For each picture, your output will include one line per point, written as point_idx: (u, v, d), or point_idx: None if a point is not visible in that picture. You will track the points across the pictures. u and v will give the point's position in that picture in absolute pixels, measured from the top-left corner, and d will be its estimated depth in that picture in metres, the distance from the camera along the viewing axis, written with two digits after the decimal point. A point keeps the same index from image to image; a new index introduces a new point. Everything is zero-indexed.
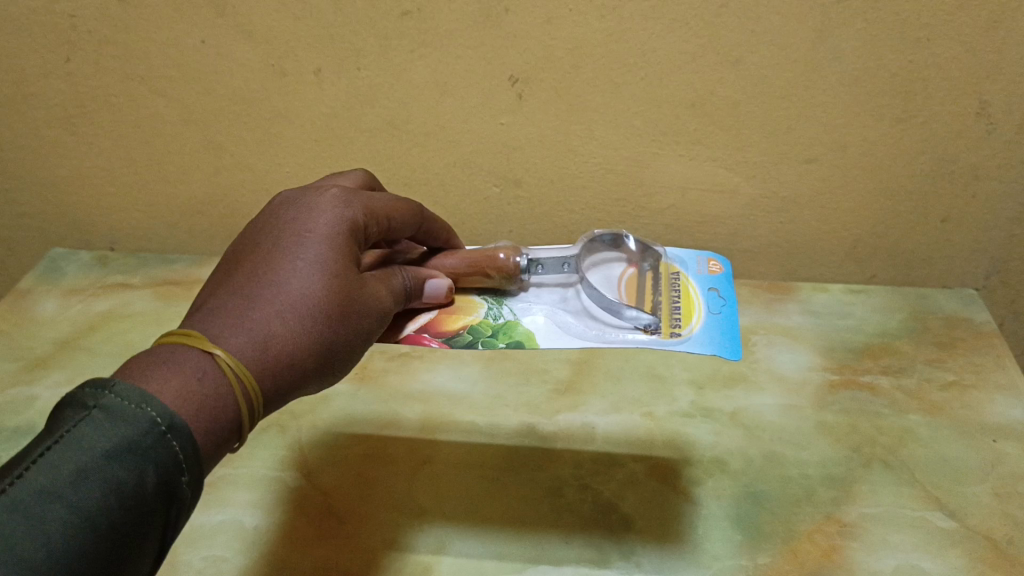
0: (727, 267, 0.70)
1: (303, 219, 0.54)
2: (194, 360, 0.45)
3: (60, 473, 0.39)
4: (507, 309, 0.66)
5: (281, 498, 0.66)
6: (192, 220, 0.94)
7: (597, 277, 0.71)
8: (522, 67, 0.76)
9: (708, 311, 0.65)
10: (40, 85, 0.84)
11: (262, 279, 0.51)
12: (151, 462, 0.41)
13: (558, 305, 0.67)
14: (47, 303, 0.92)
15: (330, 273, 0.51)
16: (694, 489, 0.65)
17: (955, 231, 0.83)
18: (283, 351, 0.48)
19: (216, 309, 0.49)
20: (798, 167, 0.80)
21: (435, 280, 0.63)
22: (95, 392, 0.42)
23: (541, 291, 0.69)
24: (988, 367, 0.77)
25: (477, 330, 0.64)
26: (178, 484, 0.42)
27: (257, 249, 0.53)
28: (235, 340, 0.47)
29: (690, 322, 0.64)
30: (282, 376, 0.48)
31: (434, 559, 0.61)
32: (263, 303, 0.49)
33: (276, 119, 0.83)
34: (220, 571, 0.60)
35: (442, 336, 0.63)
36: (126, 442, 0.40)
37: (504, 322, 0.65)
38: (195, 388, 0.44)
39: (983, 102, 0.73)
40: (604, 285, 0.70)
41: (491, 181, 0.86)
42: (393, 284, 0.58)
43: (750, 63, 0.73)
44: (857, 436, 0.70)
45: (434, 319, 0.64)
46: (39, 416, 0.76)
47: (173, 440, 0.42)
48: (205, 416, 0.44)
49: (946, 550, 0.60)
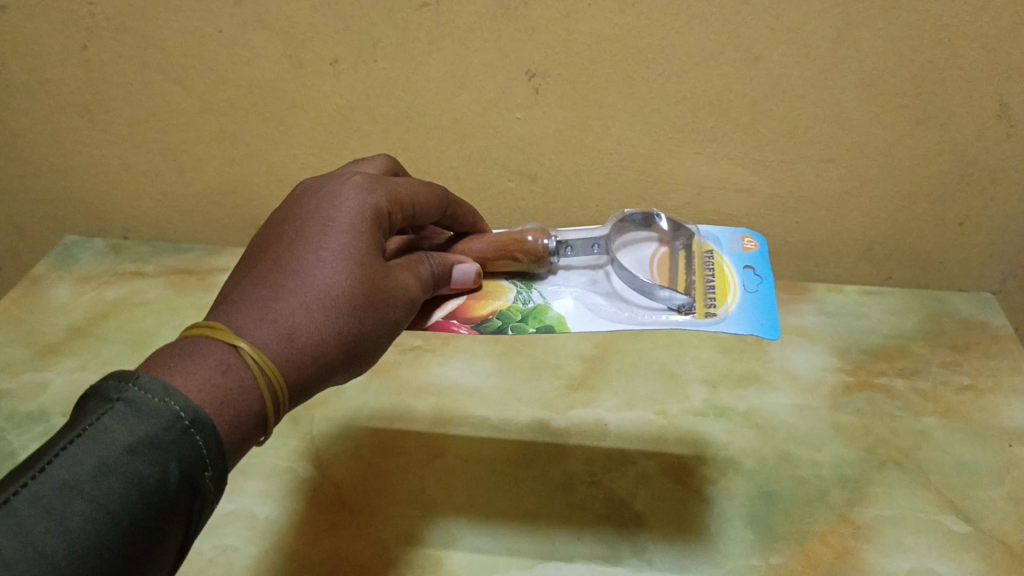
0: (762, 243, 0.69)
1: (326, 208, 0.54)
2: (218, 352, 0.45)
3: (81, 467, 0.38)
4: (534, 293, 0.66)
5: (292, 489, 0.66)
6: (207, 210, 0.94)
7: (628, 258, 0.69)
8: (539, 61, 0.76)
9: (743, 289, 0.65)
10: (57, 72, 0.84)
11: (285, 269, 0.50)
12: (174, 457, 0.41)
13: (588, 285, 0.67)
14: (60, 289, 0.92)
15: (355, 263, 0.51)
16: (707, 488, 0.65)
17: (973, 233, 0.82)
18: (308, 344, 0.48)
19: (239, 301, 0.49)
20: (816, 166, 0.79)
21: (463, 265, 0.62)
22: (118, 384, 0.42)
23: (570, 272, 0.68)
24: (1005, 371, 0.77)
25: (506, 315, 0.64)
26: (201, 479, 0.42)
27: (281, 240, 0.53)
28: (259, 332, 0.47)
29: (725, 301, 0.63)
30: (306, 368, 0.48)
31: (446, 552, 0.60)
32: (287, 295, 0.49)
33: (292, 109, 0.83)
34: (231, 561, 0.60)
35: (472, 322, 0.63)
36: (148, 437, 0.40)
37: (533, 306, 0.64)
38: (220, 381, 0.44)
39: (1004, 103, 0.73)
40: (635, 264, 0.69)
41: (506, 176, 0.86)
42: (420, 271, 0.58)
43: (769, 60, 0.73)
44: (871, 438, 0.69)
45: (463, 303, 0.64)
46: (51, 402, 0.76)
47: (196, 435, 0.42)
48: (229, 409, 0.44)
49: (961, 554, 0.60)
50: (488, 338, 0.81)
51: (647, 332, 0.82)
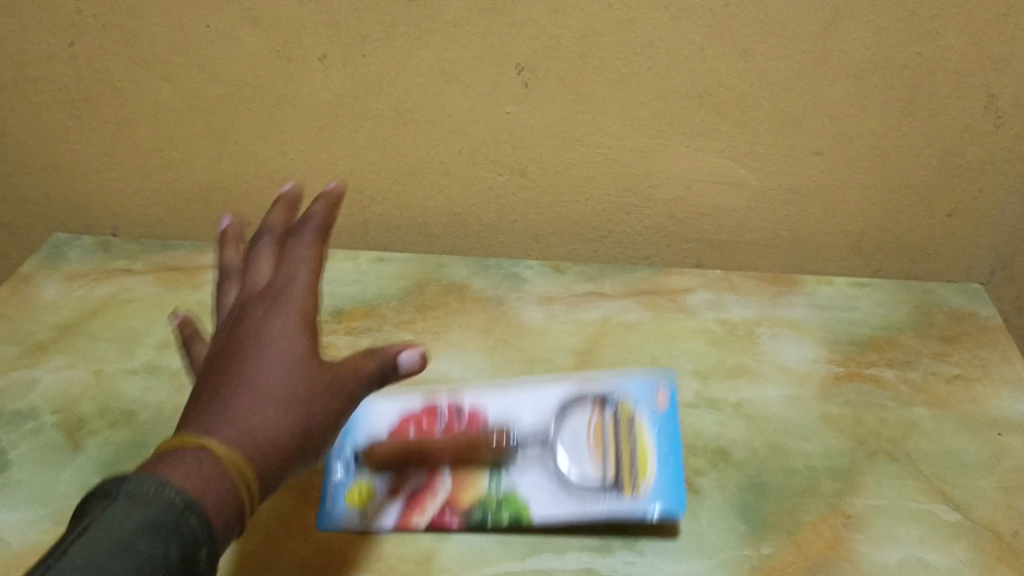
0: (672, 399, 0.68)
1: (268, 319, 0.55)
2: (193, 454, 0.46)
3: (92, 550, 0.40)
4: (506, 477, 0.64)
5: (283, 484, 0.65)
6: (196, 208, 0.93)
7: (563, 423, 0.67)
8: (528, 55, 0.77)
9: (658, 460, 0.64)
10: (44, 69, 0.84)
11: (234, 377, 0.51)
12: (174, 535, 0.42)
13: (544, 458, 0.64)
14: (48, 287, 0.88)
15: (301, 364, 0.52)
16: (698, 480, 0.65)
17: (961, 225, 0.85)
18: (269, 440, 0.49)
19: (197, 415, 0.49)
20: (805, 159, 0.81)
21: (406, 351, 0.55)
22: (118, 483, 0.44)
23: (529, 447, 0.65)
24: (994, 361, 0.77)
25: (483, 502, 0.62)
26: (202, 557, 0.43)
27: (226, 352, 0.53)
28: (224, 435, 0.48)
29: (645, 473, 0.63)
30: (271, 459, 0.49)
31: (437, 545, 0.60)
32: (243, 396, 0.50)
33: (281, 104, 0.83)
34: (221, 557, 0.59)
35: (459, 510, 0.62)
36: (151, 521, 0.42)
37: (506, 493, 0.62)
38: (200, 473, 0.45)
39: (992, 94, 0.76)
40: (571, 433, 0.66)
41: (496, 171, 0.86)
42: (366, 366, 0.55)
43: (757, 54, 0.75)
44: (862, 429, 0.70)
45: (445, 497, 0.62)
46: (40, 401, 0.73)
47: (192, 517, 0.43)
48: (214, 501, 0.45)
49: (951, 543, 0.60)
50: (479, 333, 0.81)
51: (638, 326, 0.82)
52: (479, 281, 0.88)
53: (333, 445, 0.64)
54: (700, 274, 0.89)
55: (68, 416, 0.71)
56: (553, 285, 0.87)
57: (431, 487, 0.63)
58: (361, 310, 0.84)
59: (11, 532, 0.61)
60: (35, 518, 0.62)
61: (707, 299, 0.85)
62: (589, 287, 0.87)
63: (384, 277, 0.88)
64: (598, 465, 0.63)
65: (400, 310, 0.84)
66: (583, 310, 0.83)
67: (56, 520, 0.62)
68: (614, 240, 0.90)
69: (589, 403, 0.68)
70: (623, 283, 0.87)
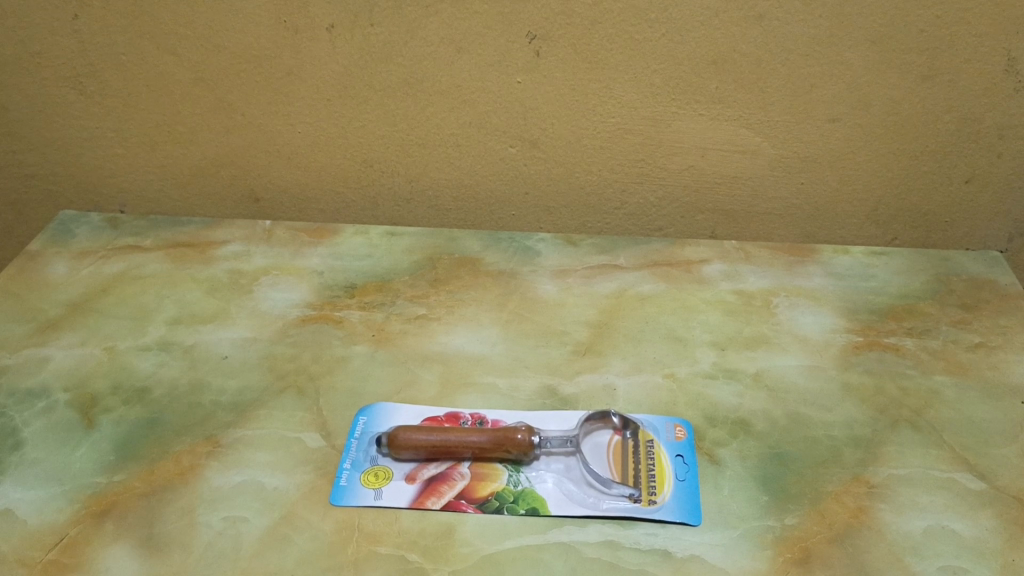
0: (690, 431, 0.66)
1: None
2: None
3: None
4: (523, 474, 0.63)
5: (302, 459, 0.64)
6: (203, 183, 0.92)
7: (585, 440, 0.65)
8: (540, 23, 0.77)
9: (676, 476, 0.62)
10: (49, 43, 0.83)
11: None
12: None
13: (563, 469, 0.63)
14: (57, 265, 0.86)
15: None
16: (719, 451, 0.64)
17: (979, 191, 0.85)
18: None
19: None
20: (821, 126, 0.81)
21: None
22: None
23: (549, 458, 0.64)
24: (1015, 329, 0.76)
25: (501, 495, 0.61)
26: None
27: None
28: None
29: (662, 486, 0.61)
30: None
31: (457, 520, 0.59)
32: None
33: (288, 77, 0.82)
34: (240, 533, 0.58)
35: (476, 501, 0.60)
36: None
37: (524, 488, 0.61)
38: None
39: (1012, 58, 0.76)
40: (592, 451, 0.64)
41: (506, 142, 0.85)
42: None
43: (774, 18, 0.75)
44: (882, 397, 0.69)
45: (462, 487, 0.62)
46: (53, 378, 0.72)
47: None
48: None
49: (978, 512, 0.59)
50: (493, 306, 0.80)
51: (654, 297, 0.81)
52: (492, 254, 0.87)
53: (347, 454, 0.64)
54: (715, 245, 0.88)
55: (81, 395, 0.70)
56: (567, 258, 0.86)
57: (448, 476, 0.62)
58: (374, 284, 0.83)
59: (27, 511, 0.60)
60: (51, 496, 0.61)
61: (723, 270, 0.84)
62: (603, 259, 0.86)
63: (396, 251, 0.87)
64: (615, 481, 0.62)
65: (413, 283, 0.83)
66: (598, 283, 0.83)
67: (73, 500, 0.61)
68: (628, 211, 0.89)
69: (610, 425, 0.66)
70: (639, 254, 0.86)
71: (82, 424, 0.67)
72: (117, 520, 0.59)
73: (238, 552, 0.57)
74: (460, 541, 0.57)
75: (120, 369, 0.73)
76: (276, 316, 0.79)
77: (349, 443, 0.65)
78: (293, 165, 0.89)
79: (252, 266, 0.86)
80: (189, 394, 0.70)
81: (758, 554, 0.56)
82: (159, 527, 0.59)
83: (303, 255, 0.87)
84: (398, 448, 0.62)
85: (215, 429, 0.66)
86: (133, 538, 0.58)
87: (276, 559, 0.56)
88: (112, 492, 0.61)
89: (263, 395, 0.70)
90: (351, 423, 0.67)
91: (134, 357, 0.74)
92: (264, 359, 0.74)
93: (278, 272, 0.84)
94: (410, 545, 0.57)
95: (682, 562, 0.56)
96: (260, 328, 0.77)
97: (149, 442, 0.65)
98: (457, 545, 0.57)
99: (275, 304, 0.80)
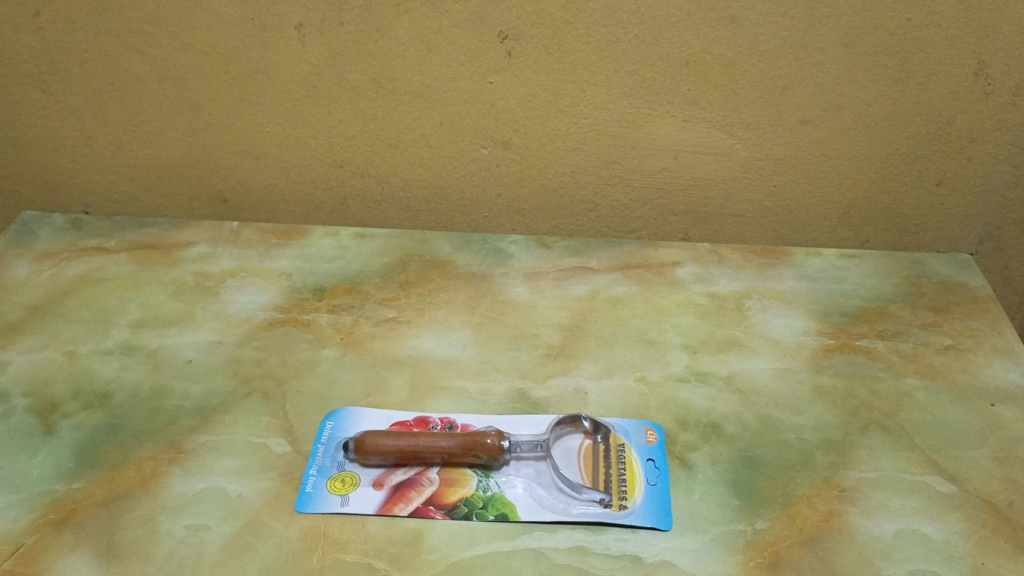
0: (662, 434, 0.65)
1: None
2: None
3: None
4: (492, 479, 0.62)
5: (267, 465, 0.63)
6: (169, 183, 0.90)
7: (555, 445, 0.65)
8: (511, 22, 0.76)
9: (647, 481, 0.62)
10: (10, 40, 0.81)
11: None
12: None
13: (534, 474, 0.62)
14: (18, 267, 0.84)
15: None
16: (690, 455, 0.64)
17: (949, 194, 0.85)
18: None
19: None
20: (793, 128, 0.81)
21: None
22: None
23: (519, 463, 0.63)
24: (985, 331, 0.76)
25: (470, 501, 0.60)
26: None
27: None
28: None
29: (633, 492, 0.61)
30: None
31: (426, 526, 0.58)
32: None
33: (256, 76, 0.81)
34: (202, 541, 0.57)
35: (445, 507, 0.59)
36: None
37: (493, 493, 0.61)
38: None
39: (982, 61, 0.76)
40: (562, 456, 0.64)
41: (478, 143, 0.84)
42: None
43: (746, 20, 0.75)
44: (854, 400, 0.69)
45: (430, 493, 0.61)
46: (11, 384, 0.70)
47: None
48: None
49: (947, 515, 0.59)
50: (464, 309, 0.79)
51: (626, 300, 0.80)
52: (463, 256, 0.86)
53: (313, 460, 0.63)
54: (688, 247, 0.87)
55: (40, 400, 0.68)
56: (539, 260, 0.85)
57: (417, 482, 0.61)
58: (343, 286, 0.82)
59: None
60: (7, 504, 0.59)
61: (696, 273, 0.84)
62: (576, 262, 0.85)
63: (366, 253, 0.86)
64: (586, 486, 0.61)
65: (383, 286, 0.82)
66: (570, 285, 0.82)
67: (30, 508, 0.59)
68: (600, 213, 0.88)
69: (581, 429, 0.66)
70: (611, 256, 0.86)
71: (41, 430, 0.65)
72: (75, 529, 0.57)
73: (200, 561, 0.56)
74: (428, 548, 0.56)
75: (82, 374, 0.71)
76: (243, 318, 0.77)
77: (315, 449, 0.64)
78: (262, 166, 0.88)
79: (219, 268, 0.84)
80: (152, 399, 0.68)
81: (729, 559, 0.56)
82: (119, 536, 0.57)
83: (271, 257, 0.85)
84: (365, 454, 0.61)
85: (178, 435, 0.65)
86: (91, 547, 0.56)
87: (239, 568, 0.55)
88: (71, 500, 0.60)
89: (228, 400, 0.68)
90: (318, 428, 0.66)
91: (96, 362, 0.72)
92: (230, 363, 0.72)
93: (245, 274, 0.83)
94: (377, 552, 0.56)
95: (652, 567, 0.55)
96: (226, 332, 0.76)
97: (110, 448, 0.64)
98: (425, 552, 0.56)
99: (242, 307, 0.79)
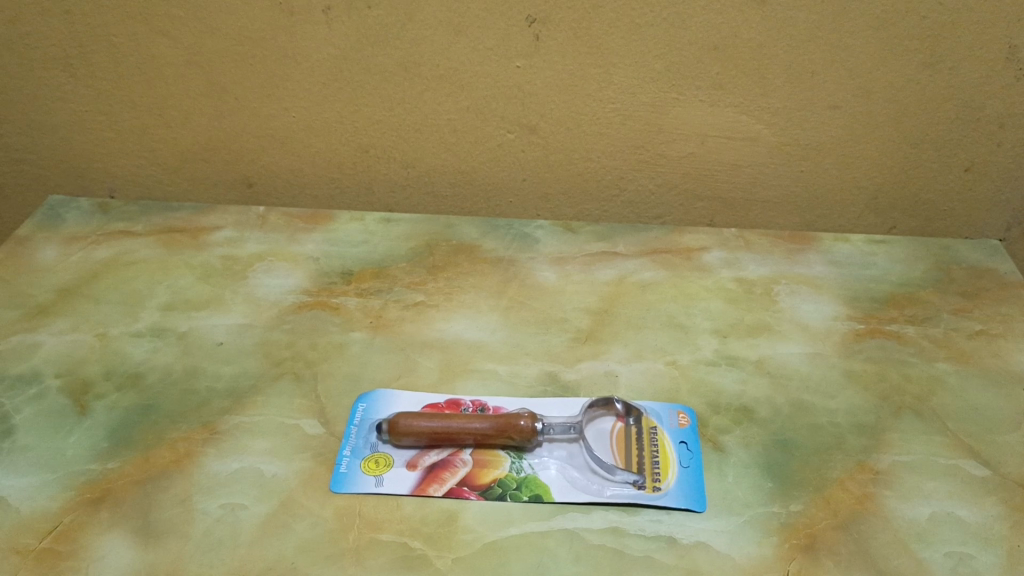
0: (694, 418, 0.65)
1: None
2: None
3: None
4: (525, 461, 0.62)
5: (300, 446, 0.63)
6: (195, 167, 0.90)
7: (588, 427, 0.65)
8: (539, 5, 0.75)
9: (680, 463, 0.61)
10: (38, 23, 0.81)
11: None
12: None
13: (567, 456, 0.62)
14: (46, 250, 0.84)
15: None
16: (723, 438, 0.64)
17: (978, 180, 0.85)
18: None
19: None
20: (822, 113, 0.81)
21: None
22: None
23: (552, 445, 0.63)
24: (1015, 317, 0.76)
25: (503, 482, 0.60)
26: None
27: None
28: None
29: (666, 474, 0.61)
30: None
31: (460, 506, 0.58)
32: None
33: (283, 59, 0.81)
34: (238, 520, 0.57)
35: (479, 488, 0.60)
36: None
37: (527, 475, 0.61)
38: None
39: (1013, 46, 0.76)
40: (595, 438, 0.64)
41: (505, 128, 0.84)
42: None
43: (776, 4, 0.74)
44: (885, 385, 0.69)
45: (464, 474, 0.61)
46: (44, 365, 0.70)
47: None
48: None
49: (982, 499, 0.59)
50: (492, 293, 0.79)
51: (655, 284, 0.80)
52: (490, 241, 0.86)
53: (346, 441, 0.63)
54: (714, 233, 0.87)
55: (73, 381, 0.68)
56: (565, 245, 0.85)
57: (450, 463, 0.61)
58: (371, 270, 0.82)
59: (20, 499, 0.58)
60: (43, 483, 0.59)
61: (723, 258, 0.83)
62: (602, 247, 0.85)
63: (392, 237, 0.86)
64: (619, 467, 0.61)
65: (410, 270, 0.82)
66: (598, 270, 0.82)
67: (66, 487, 0.59)
68: (627, 198, 0.88)
69: (613, 412, 0.66)
70: (638, 242, 0.86)
71: (75, 411, 0.66)
72: (112, 508, 0.58)
73: (237, 540, 0.56)
74: (463, 528, 0.57)
75: (113, 355, 0.71)
76: (272, 302, 0.77)
77: (348, 430, 0.64)
78: (288, 150, 0.88)
79: (246, 252, 0.84)
80: (184, 380, 0.69)
81: (764, 540, 0.56)
82: (155, 514, 0.57)
83: (298, 241, 0.86)
84: (399, 434, 0.61)
85: (211, 416, 0.65)
86: (128, 525, 0.57)
87: (275, 547, 0.55)
88: (107, 479, 0.60)
89: (259, 382, 0.68)
90: (350, 410, 0.66)
91: (127, 344, 0.73)
92: (260, 345, 0.72)
93: (273, 258, 0.83)
94: (412, 532, 0.56)
95: (687, 548, 0.55)
96: (255, 315, 0.76)
97: (144, 428, 0.64)
98: (461, 532, 0.56)
99: (270, 291, 0.79)
